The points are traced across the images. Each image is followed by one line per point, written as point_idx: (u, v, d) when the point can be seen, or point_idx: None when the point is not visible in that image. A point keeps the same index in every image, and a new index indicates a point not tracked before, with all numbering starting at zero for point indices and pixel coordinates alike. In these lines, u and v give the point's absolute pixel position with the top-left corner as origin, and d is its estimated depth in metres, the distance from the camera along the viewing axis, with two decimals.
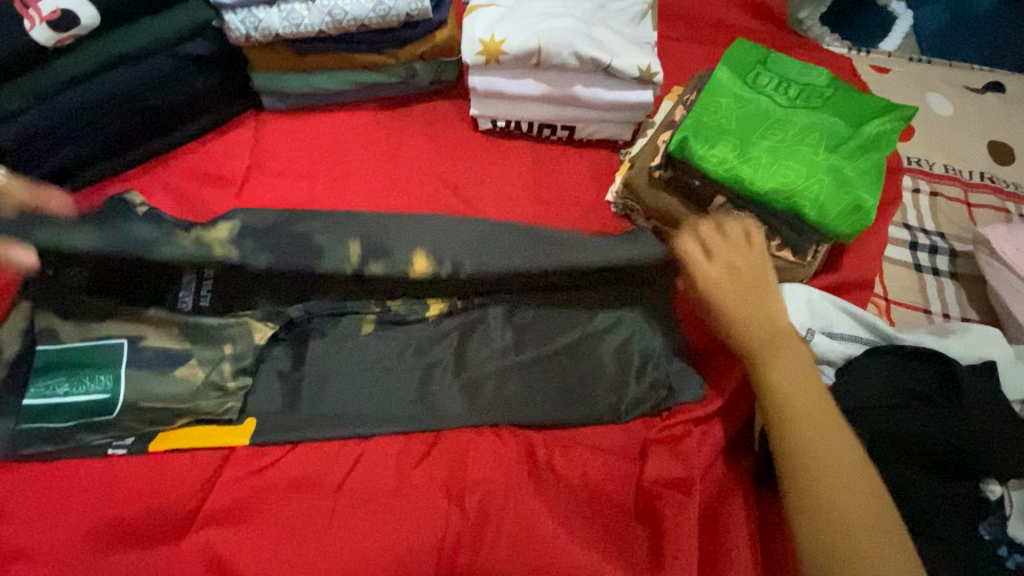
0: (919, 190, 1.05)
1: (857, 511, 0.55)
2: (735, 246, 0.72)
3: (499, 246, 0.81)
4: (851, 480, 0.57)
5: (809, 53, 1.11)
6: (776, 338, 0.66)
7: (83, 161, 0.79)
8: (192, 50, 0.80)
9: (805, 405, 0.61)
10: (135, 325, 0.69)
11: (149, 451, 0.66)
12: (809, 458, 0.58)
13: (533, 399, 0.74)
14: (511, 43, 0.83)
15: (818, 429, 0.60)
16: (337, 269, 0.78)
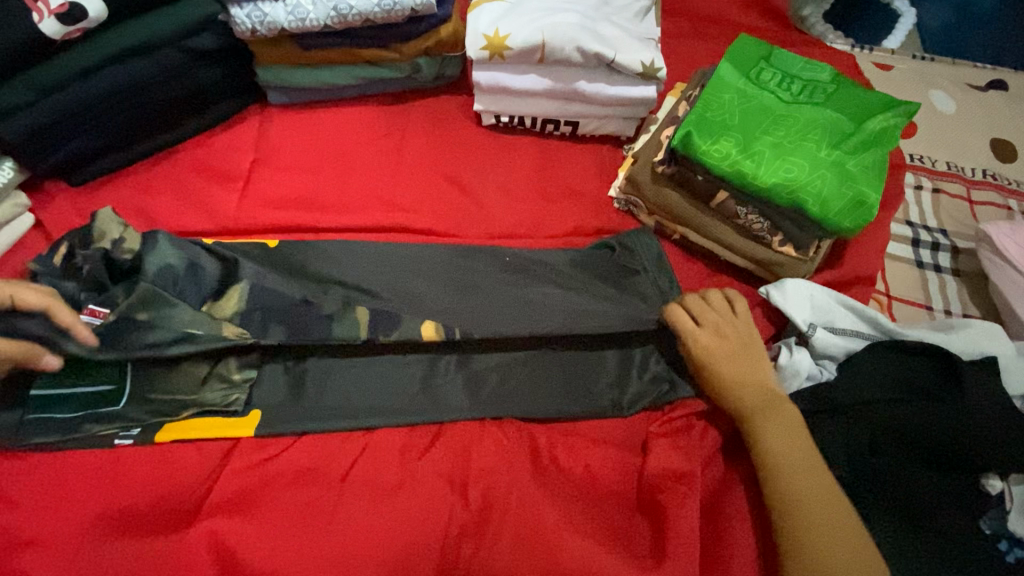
0: (921, 187, 1.05)
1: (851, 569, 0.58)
2: (723, 313, 0.76)
3: (513, 300, 0.77)
4: (844, 538, 0.59)
5: (812, 50, 1.11)
6: (766, 401, 0.69)
7: (90, 155, 0.80)
8: (198, 44, 0.81)
9: (795, 465, 0.64)
10: None
11: (155, 442, 0.67)
12: (804, 518, 0.61)
13: (535, 394, 0.75)
14: (516, 38, 0.84)
15: (810, 488, 0.62)
16: (347, 340, 0.71)
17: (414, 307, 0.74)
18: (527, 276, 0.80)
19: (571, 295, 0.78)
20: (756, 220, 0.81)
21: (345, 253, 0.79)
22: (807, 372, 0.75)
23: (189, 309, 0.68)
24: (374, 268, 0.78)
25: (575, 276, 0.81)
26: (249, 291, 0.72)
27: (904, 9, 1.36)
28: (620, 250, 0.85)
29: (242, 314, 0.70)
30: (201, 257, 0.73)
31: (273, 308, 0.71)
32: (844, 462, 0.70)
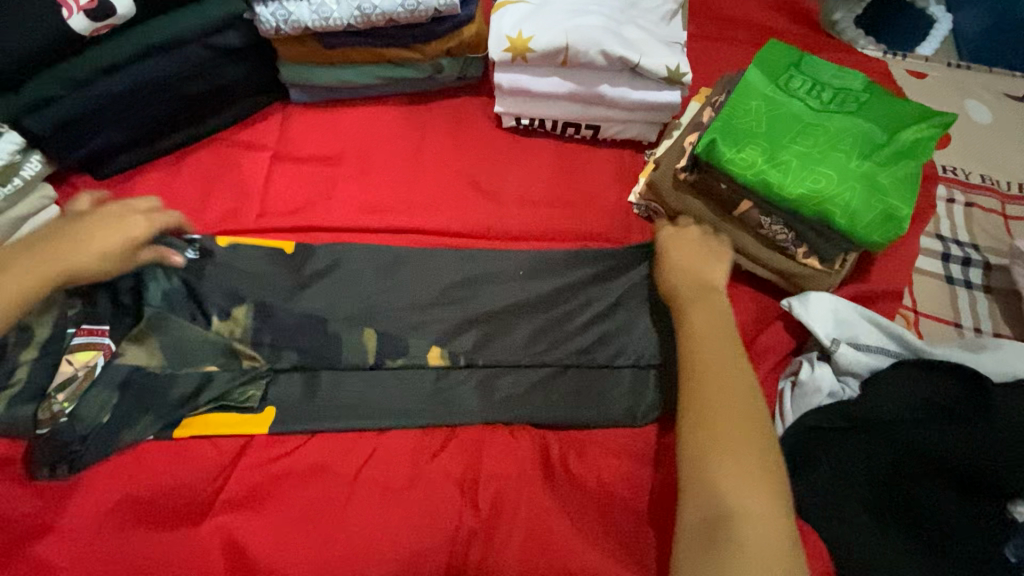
0: (953, 200, 1.02)
1: (732, 424, 0.62)
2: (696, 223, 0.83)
3: (521, 322, 0.78)
4: (734, 399, 0.64)
5: (843, 56, 1.08)
6: (704, 290, 0.75)
7: (115, 149, 0.81)
8: (223, 41, 0.81)
9: (710, 338, 0.70)
10: (138, 348, 0.69)
11: (175, 437, 0.67)
12: (701, 375, 0.67)
13: (553, 411, 0.73)
14: (539, 41, 0.83)
15: (717, 358, 0.68)
16: (355, 365, 0.73)
17: (423, 335, 0.76)
18: (536, 302, 0.79)
19: (577, 312, 0.80)
20: (780, 231, 0.79)
21: (360, 274, 0.79)
22: (828, 388, 0.74)
23: (194, 333, 0.71)
24: (383, 291, 0.78)
25: (586, 299, 0.81)
26: (255, 312, 0.74)
27: (938, 16, 1.33)
28: (636, 267, 0.84)
29: (252, 334, 0.73)
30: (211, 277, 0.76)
31: (286, 332, 0.74)
32: (869, 483, 0.67)
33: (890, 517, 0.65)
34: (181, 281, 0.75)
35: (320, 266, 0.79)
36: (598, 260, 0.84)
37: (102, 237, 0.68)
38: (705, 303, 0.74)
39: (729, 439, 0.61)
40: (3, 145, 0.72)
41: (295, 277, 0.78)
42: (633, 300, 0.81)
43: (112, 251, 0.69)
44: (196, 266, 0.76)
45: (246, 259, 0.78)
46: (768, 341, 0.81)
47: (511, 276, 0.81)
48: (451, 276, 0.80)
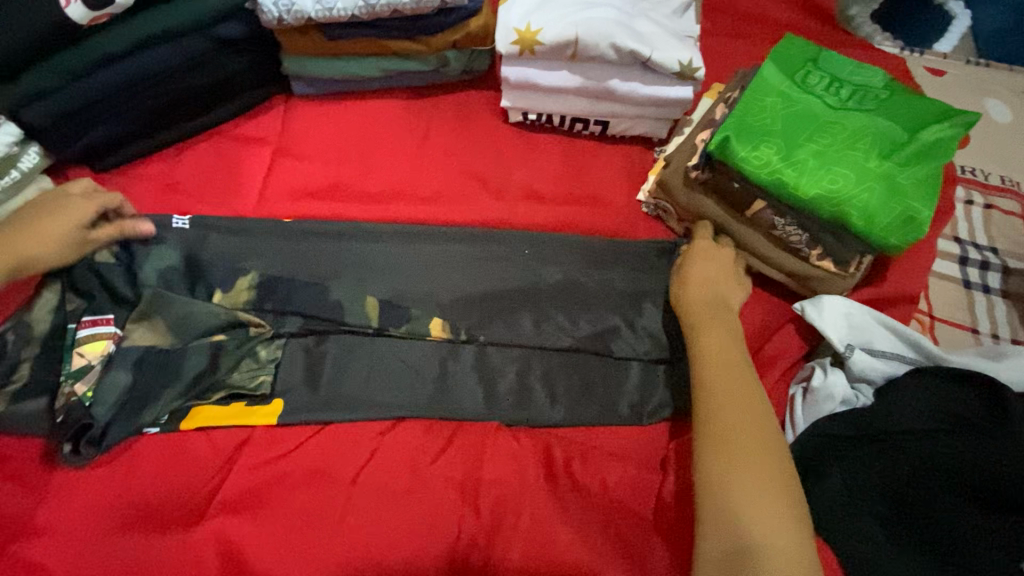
0: (972, 202, 0.99)
1: (751, 451, 0.61)
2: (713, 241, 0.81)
3: (525, 308, 0.78)
4: (751, 425, 0.62)
5: (860, 52, 1.05)
6: (717, 311, 0.73)
7: (114, 142, 0.79)
8: (224, 32, 0.79)
9: (726, 360, 0.68)
10: (146, 331, 0.68)
11: (181, 430, 0.66)
12: (718, 400, 0.64)
13: (555, 396, 0.73)
14: (548, 34, 0.80)
15: (733, 380, 0.66)
16: (356, 328, 0.74)
17: (424, 306, 0.76)
18: (539, 283, 0.80)
19: (582, 300, 0.79)
20: (794, 232, 0.77)
21: (362, 248, 0.79)
22: (842, 396, 0.72)
23: (198, 306, 0.70)
24: (387, 273, 0.78)
25: (597, 293, 0.80)
26: (260, 282, 0.75)
27: (958, 11, 1.29)
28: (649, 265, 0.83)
29: (254, 302, 0.74)
30: (216, 265, 0.75)
31: (288, 295, 0.74)
32: (875, 494, 0.64)
33: (906, 535, 0.62)
34: (180, 258, 0.75)
35: (325, 244, 0.79)
36: (603, 249, 0.83)
37: (45, 227, 0.68)
38: (718, 325, 0.71)
39: (749, 467, 0.59)
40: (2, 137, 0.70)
41: (297, 250, 0.78)
42: (638, 289, 0.81)
43: (57, 240, 0.68)
44: (199, 245, 0.77)
45: (247, 240, 0.78)
46: (779, 345, 0.79)
47: (512, 258, 0.81)
48: (453, 249, 0.80)
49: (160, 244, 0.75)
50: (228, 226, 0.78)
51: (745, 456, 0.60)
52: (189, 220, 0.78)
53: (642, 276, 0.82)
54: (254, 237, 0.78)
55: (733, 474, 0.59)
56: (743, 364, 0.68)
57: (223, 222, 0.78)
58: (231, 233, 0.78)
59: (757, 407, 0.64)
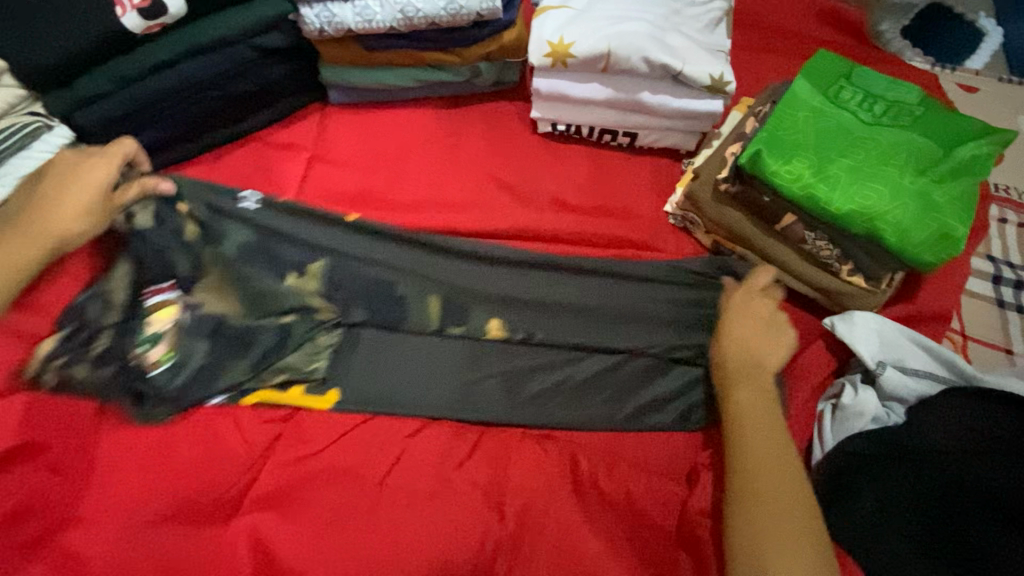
0: (1006, 221, 0.97)
1: (784, 527, 0.60)
2: (754, 291, 0.79)
3: (581, 310, 0.80)
4: (782, 498, 0.62)
5: (892, 68, 1.05)
6: (755, 368, 0.71)
7: (158, 145, 0.82)
8: (267, 42, 0.82)
9: (755, 426, 0.67)
10: (221, 304, 0.74)
11: (240, 404, 0.70)
12: (748, 474, 0.63)
13: (598, 400, 0.74)
14: (580, 47, 0.81)
15: (766, 452, 0.65)
16: (418, 331, 0.78)
17: (483, 306, 0.79)
18: (595, 289, 0.81)
19: (636, 302, 0.81)
20: (825, 246, 0.77)
21: (417, 255, 0.81)
22: (872, 413, 0.70)
23: (268, 285, 0.74)
24: (449, 271, 0.81)
25: (652, 299, 0.81)
26: (330, 270, 0.79)
27: (989, 28, 1.24)
28: (712, 272, 0.83)
29: (324, 290, 0.78)
30: (292, 248, 0.79)
31: (359, 290, 0.79)
32: (909, 516, 0.63)
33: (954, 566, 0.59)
34: (256, 236, 0.78)
35: (393, 240, 0.81)
36: (653, 260, 0.84)
37: (70, 197, 0.68)
38: (755, 384, 0.70)
39: (783, 546, 0.58)
40: (54, 140, 0.73)
41: (369, 246, 0.81)
42: (691, 293, 0.82)
43: (91, 207, 0.69)
44: (267, 229, 0.79)
45: (315, 234, 0.80)
46: (808, 361, 0.78)
47: (572, 257, 0.83)
48: (511, 255, 0.81)
49: (230, 221, 0.78)
50: (295, 210, 0.81)
51: (779, 529, 0.59)
52: (260, 203, 0.81)
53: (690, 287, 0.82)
54: (316, 228, 0.81)
55: (768, 546, 0.59)
56: (777, 429, 0.67)
57: (291, 206, 0.81)
58: (300, 223, 0.80)
59: (790, 477, 0.63)
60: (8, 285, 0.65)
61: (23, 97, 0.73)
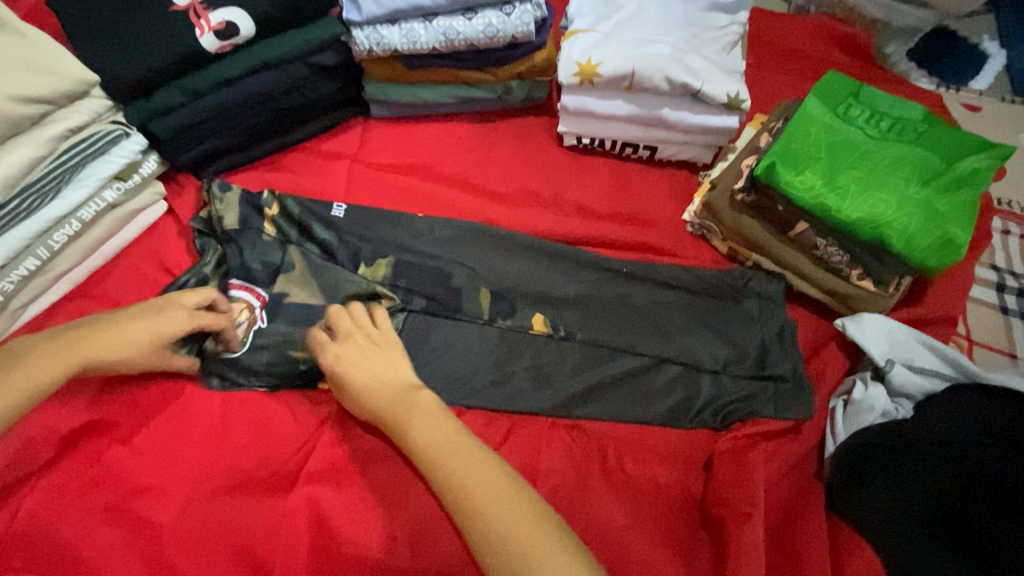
0: (1009, 232, 1.02)
1: (511, 515, 0.56)
2: (359, 324, 0.74)
3: (621, 309, 0.85)
4: (504, 499, 0.57)
5: (897, 88, 1.11)
6: (402, 397, 0.67)
7: (218, 153, 0.89)
8: (321, 60, 0.89)
9: (446, 448, 0.62)
10: (302, 290, 0.80)
11: (319, 388, 0.76)
12: (467, 489, 0.58)
13: (625, 400, 0.79)
14: (607, 66, 0.88)
15: (464, 467, 0.60)
16: (470, 320, 0.82)
17: (529, 301, 0.84)
18: (632, 296, 0.86)
19: (676, 305, 0.86)
20: (836, 252, 0.83)
21: (469, 252, 0.87)
22: (882, 408, 0.75)
23: (344, 274, 0.81)
24: (497, 269, 0.86)
25: (680, 311, 0.85)
26: (395, 263, 0.84)
27: (993, 50, 1.29)
28: (739, 286, 0.88)
29: (390, 278, 0.83)
30: (360, 245, 0.85)
31: (420, 280, 0.83)
32: (925, 499, 0.66)
33: (952, 539, 0.62)
34: (334, 234, 0.85)
35: (448, 239, 0.87)
36: (694, 267, 0.90)
37: (132, 332, 0.68)
38: (413, 415, 0.65)
39: (513, 528, 0.55)
40: (130, 147, 0.80)
41: (427, 245, 0.86)
42: (729, 292, 0.87)
43: (146, 345, 0.69)
44: (344, 231, 0.86)
45: (378, 236, 0.87)
46: (823, 360, 0.85)
47: (616, 260, 0.89)
48: (555, 250, 0.88)
49: (313, 220, 0.85)
50: (367, 212, 0.89)
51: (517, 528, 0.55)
52: (346, 209, 0.88)
53: (725, 292, 0.87)
54: (383, 231, 0.87)
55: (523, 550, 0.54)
56: (457, 439, 0.63)
57: (365, 209, 0.89)
58: (370, 223, 0.88)
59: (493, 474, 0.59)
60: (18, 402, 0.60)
61: (108, 108, 0.80)
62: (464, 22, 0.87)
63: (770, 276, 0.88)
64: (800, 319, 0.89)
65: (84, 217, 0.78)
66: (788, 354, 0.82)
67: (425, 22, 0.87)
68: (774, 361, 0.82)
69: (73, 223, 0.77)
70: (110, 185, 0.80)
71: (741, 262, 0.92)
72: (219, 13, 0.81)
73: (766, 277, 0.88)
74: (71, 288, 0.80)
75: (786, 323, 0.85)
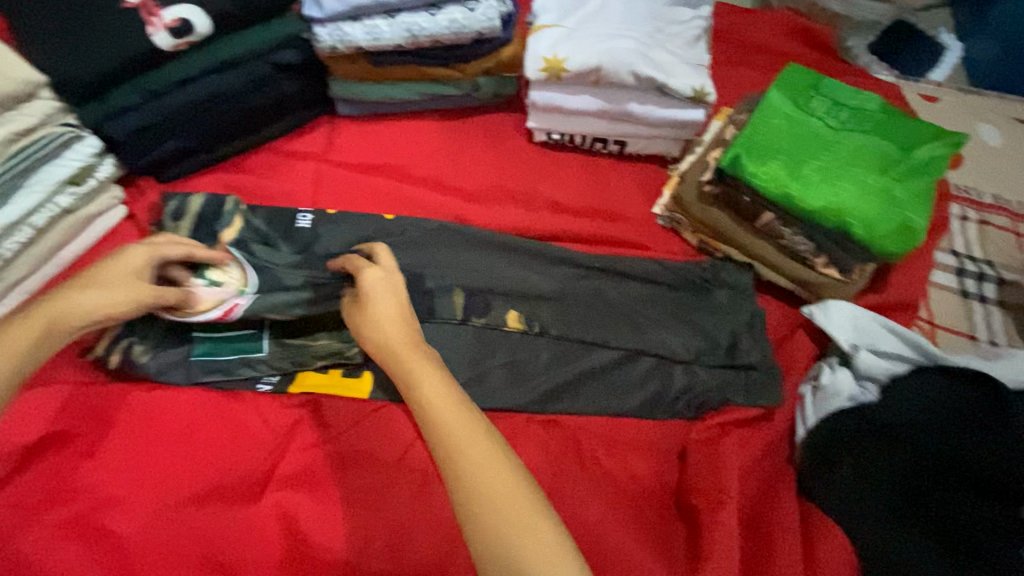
0: (967, 218, 1.05)
1: (501, 492, 0.49)
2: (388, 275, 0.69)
3: (595, 303, 0.85)
4: (499, 472, 0.50)
5: (859, 80, 1.13)
6: (409, 347, 0.61)
7: (179, 154, 0.87)
8: (282, 58, 0.87)
9: (444, 406, 0.54)
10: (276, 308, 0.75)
11: (289, 393, 0.74)
12: (458, 453, 0.51)
13: (601, 395, 0.79)
14: (573, 61, 0.88)
15: (459, 430, 0.52)
16: (443, 322, 0.79)
17: (504, 298, 0.83)
18: (605, 290, 0.86)
19: (650, 299, 0.86)
20: (801, 242, 0.84)
21: (440, 250, 0.86)
22: (848, 392, 0.76)
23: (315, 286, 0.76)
24: (469, 267, 0.84)
25: (652, 303, 0.86)
26: None
27: (950, 43, 1.33)
28: (709, 277, 0.89)
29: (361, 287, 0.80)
30: (330, 246, 0.84)
31: None
32: (888, 484, 0.69)
33: (913, 520, 0.67)
34: (304, 238, 0.84)
35: (420, 238, 0.86)
36: (667, 260, 0.90)
37: (109, 280, 0.64)
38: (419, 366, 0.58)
39: (500, 506, 0.48)
40: (84, 149, 0.78)
41: (398, 246, 0.85)
42: (701, 284, 0.88)
43: (123, 288, 0.65)
44: (314, 238, 0.84)
45: (349, 235, 0.85)
46: (791, 347, 0.86)
47: (589, 254, 0.89)
48: (526, 244, 0.88)
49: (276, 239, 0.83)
50: (336, 215, 0.86)
51: (506, 504, 0.48)
52: (311, 216, 0.86)
53: (696, 285, 0.88)
54: (354, 231, 0.85)
55: (512, 530, 0.47)
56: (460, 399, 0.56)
57: (336, 213, 0.87)
58: (339, 225, 0.86)
59: (494, 442, 0.52)
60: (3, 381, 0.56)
61: (58, 109, 0.77)
62: (428, 17, 0.85)
63: (738, 268, 0.89)
64: (770, 308, 0.91)
65: (36, 224, 0.75)
66: (758, 343, 0.83)
67: (388, 19, 0.86)
68: (744, 350, 0.83)
69: (25, 230, 0.74)
70: (63, 190, 0.77)
71: (711, 256, 0.93)
72: (172, 10, 0.78)
73: (733, 268, 0.89)
74: (24, 298, 0.77)
75: (756, 313, 0.86)
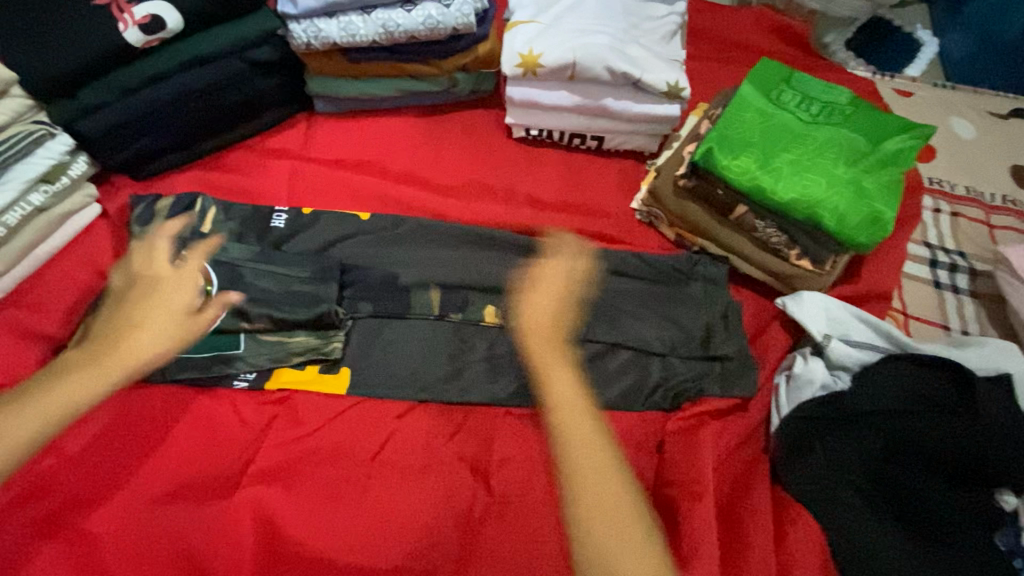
0: (939, 210, 1.07)
1: (612, 512, 0.51)
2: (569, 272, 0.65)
3: None
4: (614, 491, 0.52)
5: (833, 75, 1.15)
6: (552, 343, 0.59)
7: (154, 153, 0.87)
8: (257, 55, 0.88)
9: (574, 415, 0.56)
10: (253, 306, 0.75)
11: (266, 389, 0.73)
12: (577, 466, 0.52)
13: None
14: (549, 57, 0.89)
15: (587, 443, 0.54)
16: (420, 318, 0.79)
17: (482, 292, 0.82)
18: None
19: (627, 292, 0.87)
20: (774, 234, 0.85)
21: (417, 246, 0.86)
22: (821, 380, 0.77)
23: (287, 283, 0.76)
24: (446, 261, 0.84)
25: (630, 296, 0.86)
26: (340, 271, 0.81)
27: (925, 38, 1.35)
28: (686, 270, 0.89)
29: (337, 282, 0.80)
30: (306, 243, 0.84)
31: (366, 286, 0.80)
32: (861, 472, 0.70)
33: (888, 506, 0.69)
34: (280, 236, 0.84)
35: (397, 234, 0.86)
36: (645, 254, 0.91)
37: (152, 319, 0.63)
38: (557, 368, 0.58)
39: (610, 525, 0.50)
40: (57, 147, 0.77)
41: (376, 242, 0.85)
42: (677, 277, 0.89)
43: (172, 325, 0.64)
44: (290, 235, 0.84)
45: (326, 232, 0.85)
46: (766, 339, 0.87)
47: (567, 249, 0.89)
48: (504, 236, 0.87)
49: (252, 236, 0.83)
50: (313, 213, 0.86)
51: (617, 523, 0.50)
52: (288, 214, 0.85)
53: (672, 279, 0.89)
54: (331, 228, 0.85)
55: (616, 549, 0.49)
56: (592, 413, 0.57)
57: (313, 210, 0.87)
58: (315, 221, 0.86)
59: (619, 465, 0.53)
60: (42, 432, 0.56)
61: (30, 107, 0.77)
62: (403, 14, 0.86)
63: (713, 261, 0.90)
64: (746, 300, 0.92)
65: (9, 223, 0.74)
66: (732, 335, 0.84)
67: (363, 15, 0.86)
68: (719, 342, 0.83)
69: None
70: (36, 188, 0.76)
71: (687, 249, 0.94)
72: (142, 6, 0.78)
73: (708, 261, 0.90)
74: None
75: (730, 305, 0.87)
